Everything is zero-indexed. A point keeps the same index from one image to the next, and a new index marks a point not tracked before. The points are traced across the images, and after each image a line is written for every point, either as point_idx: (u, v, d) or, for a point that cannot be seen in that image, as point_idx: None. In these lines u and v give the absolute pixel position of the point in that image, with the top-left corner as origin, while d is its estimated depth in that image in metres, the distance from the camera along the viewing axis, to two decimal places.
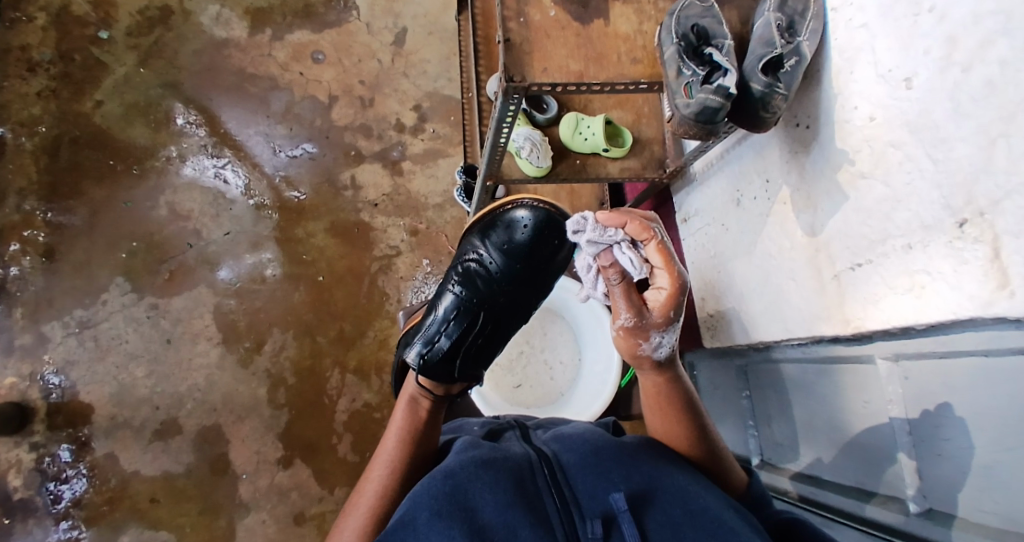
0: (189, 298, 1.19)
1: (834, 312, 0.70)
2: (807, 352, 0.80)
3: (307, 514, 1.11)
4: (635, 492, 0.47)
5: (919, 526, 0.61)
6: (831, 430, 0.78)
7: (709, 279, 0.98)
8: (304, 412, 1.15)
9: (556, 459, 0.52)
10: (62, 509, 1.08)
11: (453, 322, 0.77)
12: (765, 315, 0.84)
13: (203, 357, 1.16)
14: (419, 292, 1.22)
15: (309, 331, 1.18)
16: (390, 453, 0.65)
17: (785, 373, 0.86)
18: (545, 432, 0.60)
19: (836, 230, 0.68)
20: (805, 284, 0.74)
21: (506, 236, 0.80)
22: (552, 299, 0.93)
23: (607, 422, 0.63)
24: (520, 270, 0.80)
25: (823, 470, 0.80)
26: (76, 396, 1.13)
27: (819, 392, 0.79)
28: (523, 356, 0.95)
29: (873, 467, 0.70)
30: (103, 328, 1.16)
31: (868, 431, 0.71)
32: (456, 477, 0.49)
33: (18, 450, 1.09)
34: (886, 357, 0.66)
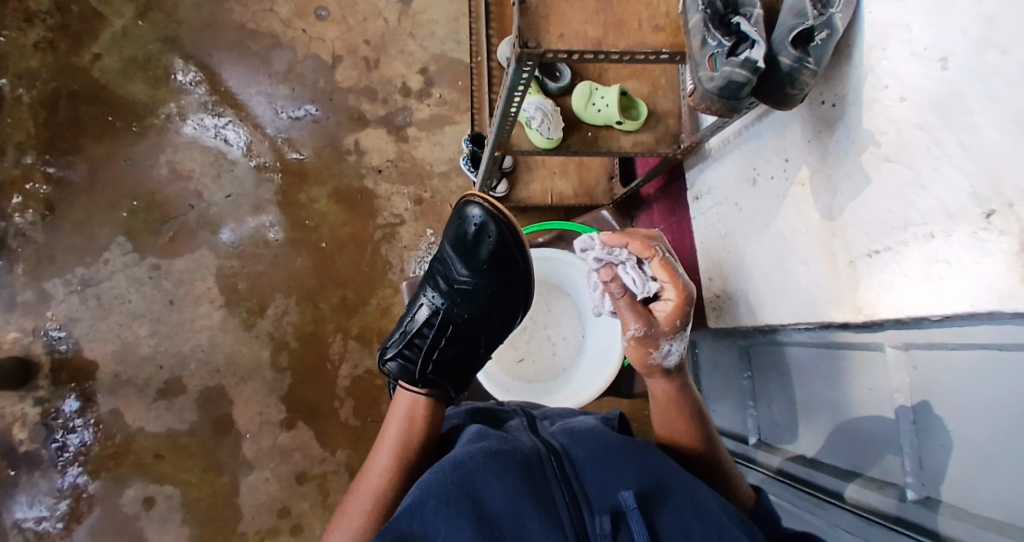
0: (191, 259, 1.18)
1: (844, 298, 0.69)
2: (812, 339, 0.79)
3: (310, 474, 1.13)
4: (644, 489, 0.47)
5: (918, 515, 0.61)
6: (833, 414, 0.78)
7: (718, 258, 0.96)
8: (306, 376, 1.15)
9: (565, 452, 0.52)
10: (68, 458, 1.10)
11: (415, 328, 0.74)
12: (772, 297, 0.83)
13: (206, 319, 1.16)
14: (422, 262, 1.20)
15: (311, 297, 1.17)
16: (392, 438, 0.64)
17: (789, 357, 0.85)
18: (553, 423, 0.60)
19: (855, 214, 0.66)
20: (817, 268, 0.73)
21: (454, 235, 0.73)
22: (558, 274, 0.92)
23: (614, 414, 0.61)
24: (472, 273, 0.72)
25: (822, 455, 0.81)
26: (79, 352, 1.13)
27: (826, 380, 0.78)
28: (526, 332, 0.93)
29: (878, 454, 0.70)
30: (105, 286, 1.16)
31: (872, 418, 0.71)
32: (464, 467, 0.48)
33: (22, 405, 1.11)
34: (895, 346, 0.65)
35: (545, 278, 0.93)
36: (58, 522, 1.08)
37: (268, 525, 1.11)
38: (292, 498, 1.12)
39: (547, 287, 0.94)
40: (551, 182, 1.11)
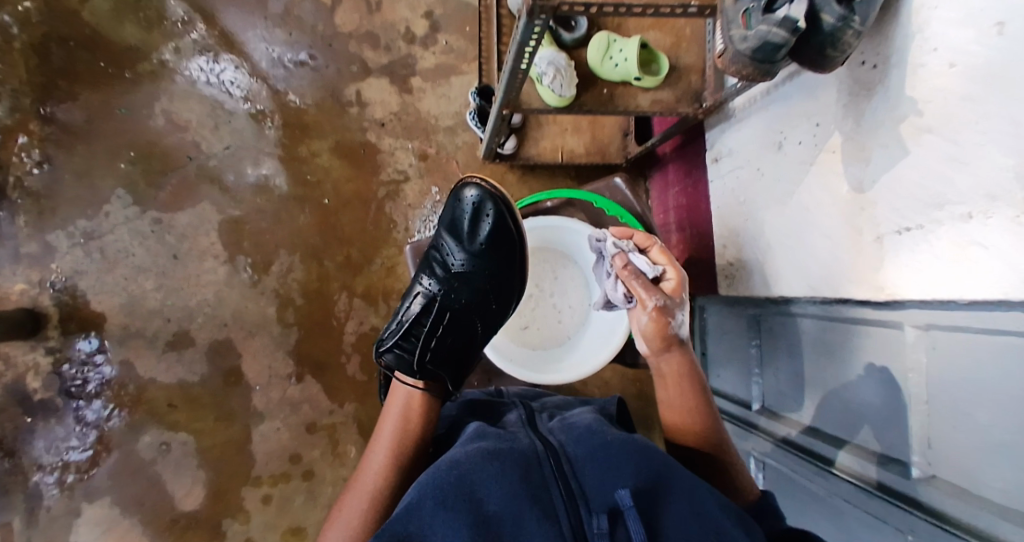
0: (193, 214, 1.15)
1: (866, 275, 0.66)
2: (826, 313, 0.76)
3: (319, 425, 1.15)
4: (644, 487, 0.47)
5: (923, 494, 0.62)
6: (842, 389, 0.77)
7: (733, 225, 0.93)
8: (313, 332, 1.15)
9: (562, 451, 0.52)
10: (89, 393, 1.12)
11: (413, 316, 0.76)
12: (790, 268, 0.80)
13: (211, 274, 1.15)
14: (427, 221, 1.17)
15: (316, 255, 1.16)
16: (387, 436, 0.66)
17: (801, 329, 0.83)
18: (550, 420, 0.61)
19: (887, 187, 0.62)
20: (840, 242, 0.70)
21: (452, 219, 0.76)
22: (567, 241, 0.88)
23: (613, 398, 0.65)
24: (470, 254, 0.74)
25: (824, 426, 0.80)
26: (87, 304, 1.13)
27: (839, 355, 0.76)
28: (532, 300, 0.90)
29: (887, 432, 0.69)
30: (108, 239, 1.14)
31: (883, 395, 0.69)
32: (461, 468, 0.49)
33: (34, 354, 1.11)
34: (916, 327, 0.62)
35: (553, 245, 0.89)
36: (86, 453, 1.11)
37: (280, 470, 1.14)
38: (302, 447, 1.14)
39: (555, 254, 0.90)
40: (562, 140, 1.07)
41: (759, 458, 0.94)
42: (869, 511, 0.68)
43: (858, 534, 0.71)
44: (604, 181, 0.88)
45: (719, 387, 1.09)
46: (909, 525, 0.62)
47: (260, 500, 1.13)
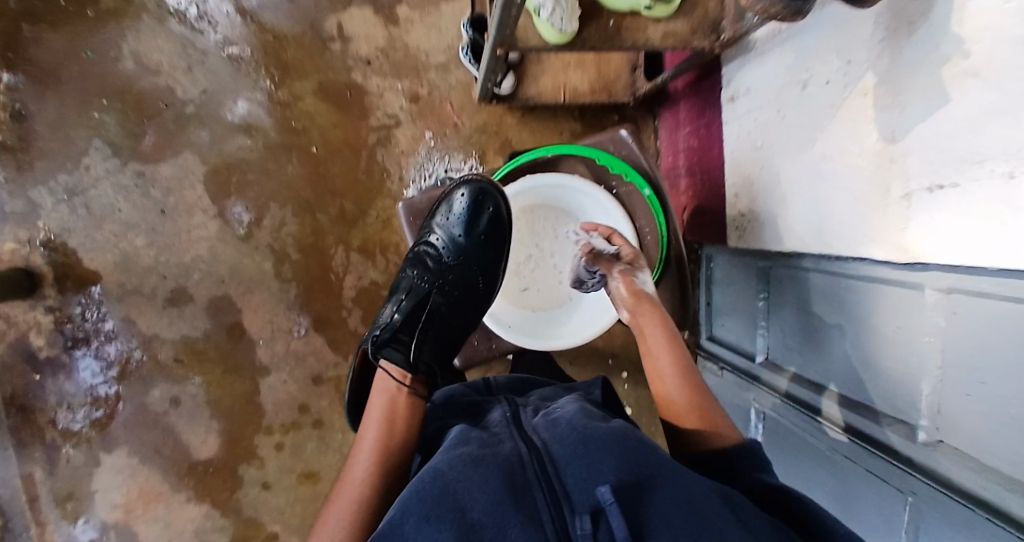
0: (176, 165, 1.10)
1: (888, 236, 0.61)
2: (840, 270, 0.72)
3: (325, 377, 1.16)
4: (626, 482, 0.46)
5: (925, 456, 0.62)
6: (850, 347, 0.74)
7: (749, 171, 0.87)
8: (312, 287, 1.13)
9: (547, 452, 0.51)
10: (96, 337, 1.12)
11: (403, 310, 0.76)
12: (806, 222, 0.75)
13: (202, 229, 1.11)
14: (423, 169, 1.11)
15: (308, 208, 1.11)
16: (371, 437, 0.63)
17: (812, 283, 0.79)
18: (535, 415, 0.60)
19: (922, 138, 0.55)
20: (863, 197, 0.64)
21: (447, 213, 0.78)
22: (568, 198, 0.82)
23: (597, 380, 0.70)
24: (463, 248, 0.77)
25: (830, 383, 0.79)
26: (80, 262, 1.10)
27: (852, 314, 0.72)
28: (532, 261, 0.86)
29: (899, 396, 0.66)
30: (93, 195, 1.10)
31: (894, 357, 0.66)
32: (444, 477, 0.49)
33: (35, 313, 1.10)
34: (937, 290, 0.57)
35: (553, 202, 0.83)
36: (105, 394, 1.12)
37: (291, 419, 1.16)
38: (310, 399, 1.16)
39: (554, 211, 0.84)
40: (565, 76, 0.99)
41: (760, 410, 0.95)
42: (870, 469, 0.70)
43: (858, 487, 0.74)
44: (609, 133, 0.80)
45: (723, 337, 1.07)
46: (911, 487, 0.63)
47: (273, 447, 1.16)
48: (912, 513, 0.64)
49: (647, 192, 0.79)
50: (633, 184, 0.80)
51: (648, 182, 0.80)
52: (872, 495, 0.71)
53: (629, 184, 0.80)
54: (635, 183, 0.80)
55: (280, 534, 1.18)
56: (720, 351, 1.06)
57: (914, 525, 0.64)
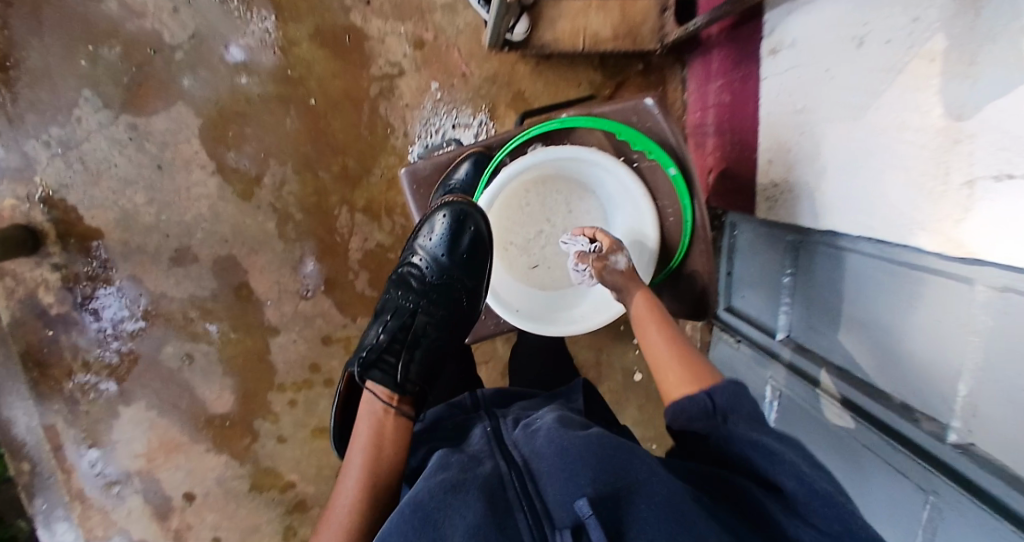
0: (169, 118, 1.04)
1: (938, 225, 0.55)
2: (882, 254, 0.65)
3: (334, 337, 1.15)
4: (603, 494, 0.47)
5: (952, 459, 0.58)
6: (880, 335, 0.69)
7: (787, 134, 0.79)
8: (317, 247, 1.10)
9: (527, 469, 0.52)
10: (101, 299, 1.10)
11: (389, 331, 0.73)
12: (846, 198, 0.68)
13: (201, 187, 1.07)
14: (428, 125, 1.07)
15: (309, 165, 1.06)
16: (358, 464, 0.61)
17: (846, 263, 0.73)
18: (514, 427, 0.61)
19: (995, 118, 0.47)
20: (916, 178, 0.57)
21: (428, 234, 0.73)
22: (587, 170, 0.76)
23: (576, 384, 0.73)
24: (448, 271, 0.73)
25: (856, 369, 0.75)
26: (80, 220, 1.07)
27: (891, 302, 0.67)
28: (542, 237, 0.80)
29: (930, 391, 0.62)
30: (87, 149, 1.05)
31: (928, 351, 0.62)
32: (425, 507, 0.49)
33: (41, 270, 1.09)
34: (989, 287, 0.51)
35: (570, 173, 0.77)
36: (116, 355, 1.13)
37: (302, 377, 1.16)
38: (320, 359, 1.16)
39: (571, 181, 0.78)
40: (584, 19, 0.88)
41: (776, 388, 0.91)
42: (891, 463, 0.67)
43: (876, 479, 0.71)
44: (632, 101, 0.73)
45: (742, 309, 1.03)
46: (933, 486, 0.60)
47: (286, 403, 1.17)
48: (931, 514, 0.61)
49: (672, 172, 0.72)
50: (657, 162, 0.73)
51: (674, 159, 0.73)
52: (890, 488, 0.68)
53: (653, 161, 0.73)
54: (659, 161, 0.73)
55: (297, 483, 1.22)
56: (737, 323, 1.03)
57: (931, 526, 0.61)
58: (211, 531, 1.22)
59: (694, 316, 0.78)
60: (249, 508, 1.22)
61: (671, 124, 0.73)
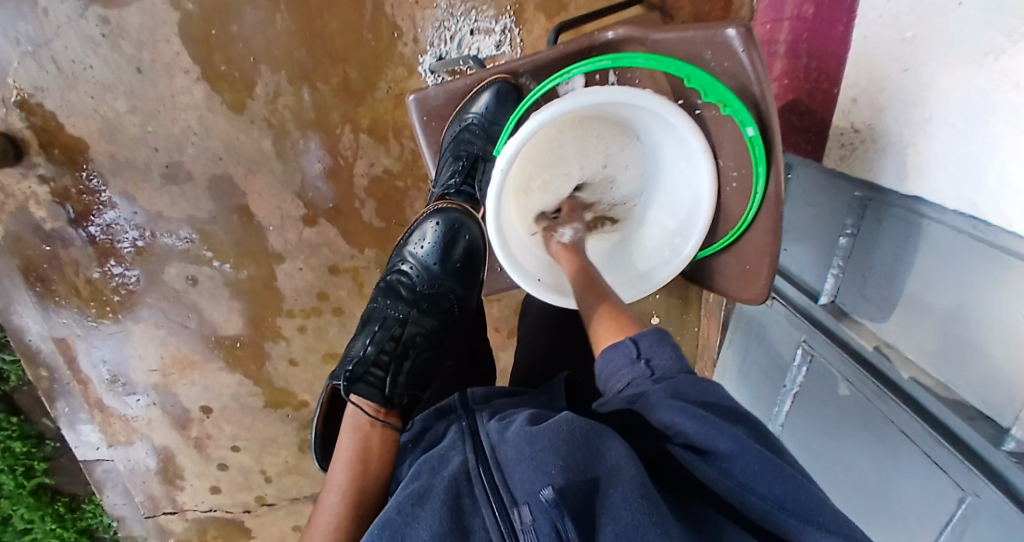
0: (143, 11, 0.90)
1: None
2: (974, 232, 0.53)
3: (342, 267, 1.09)
4: (577, 484, 0.40)
5: (1004, 467, 0.50)
6: (949, 323, 0.59)
7: (886, 71, 0.63)
8: (320, 169, 1.01)
9: (494, 460, 0.46)
10: (105, 223, 1.04)
11: (377, 343, 0.68)
12: (950, 163, 0.54)
13: (187, 95, 0.95)
14: (441, 28, 0.93)
15: (306, 75, 0.94)
16: (340, 482, 0.53)
17: (925, 231, 0.61)
18: (492, 417, 0.53)
19: None
20: None
21: (419, 242, 0.71)
22: (639, 116, 0.65)
23: (558, 380, 0.60)
24: (441, 276, 0.70)
25: (904, 344, 0.66)
26: (61, 128, 0.97)
27: (972, 283, 0.56)
28: (563, 177, 0.72)
29: (993, 388, 0.53)
30: (57, 47, 0.92)
31: (1007, 346, 0.51)
32: (391, 525, 0.43)
33: (29, 184, 1.00)
34: None
35: (615, 115, 0.66)
36: (127, 277, 1.09)
37: (311, 305, 1.12)
38: (328, 288, 1.10)
39: (610, 128, 0.68)
40: None
41: (807, 351, 0.82)
42: (931, 455, 0.59)
43: (906, 465, 0.63)
44: (707, 31, 0.57)
45: (784, 263, 0.92)
46: (975, 487, 0.53)
47: (296, 329, 1.14)
48: (965, 513, 0.55)
49: (749, 133, 0.58)
50: (730, 117, 0.59)
51: (754, 117, 0.58)
52: (921, 477, 0.61)
53: (728, 116, 0.59)
54: (735, 118, 0.59)
55: (311, 403, 1.23)
56: (776, 280, 0.92)
57: (961, 527, 0.55)
58: (230, 441, 1.24)
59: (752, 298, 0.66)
60: (265, 423, 1.23)
61: (757, 62, 0.56)
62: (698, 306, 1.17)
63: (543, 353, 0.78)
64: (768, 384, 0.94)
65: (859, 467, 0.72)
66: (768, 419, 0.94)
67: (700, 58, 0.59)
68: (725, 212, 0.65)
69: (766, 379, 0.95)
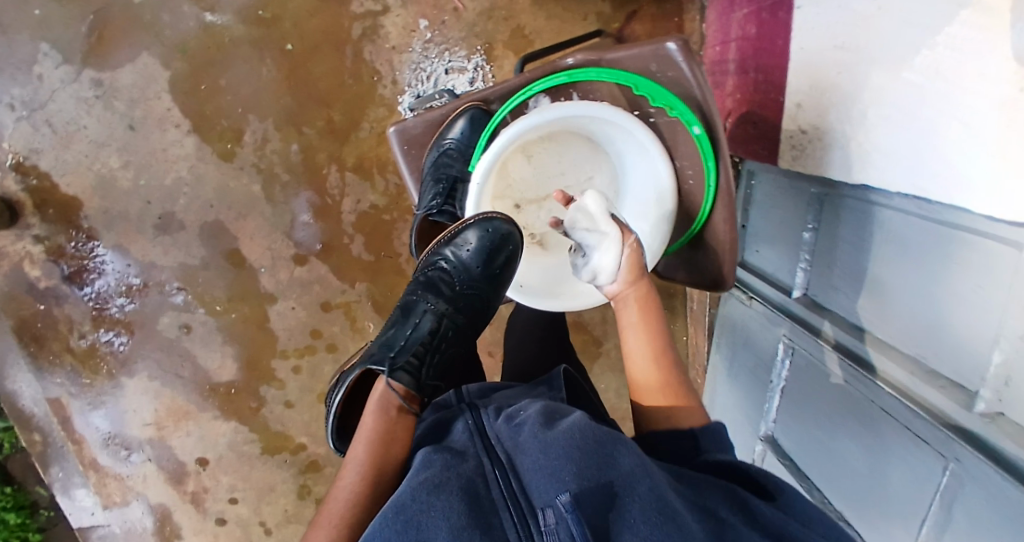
0: (136, 71, 0.96)
1: (994, 188, 0.46)
2: (920, 211, 0.57)
3: (334, 303, 1.11)
4: (589, 488, 0.44)
5: (980, 430, 0.52)
6: (911, 300, 0.62)
7: (823, 75, 0.69)
8: (309, 208, 1.05)
9: (510, 464, 0.49)
10: (95, 281, 1.06)
11: (415, 336, 0.69)
12: (892, 152, 0.59)
13: (178, 147, 1.00)
14: (417, 69, 0.99)
15: (291, 119, 1.00)
16: (361, 457, 0.57)
17: (878, 216, 0.65)
18: (498, 416, 0.57)
19: None
20: (977, 130, 0.47)
21: (464, 245, 0.71)
22: (599, 129, 0.71)
23: (558, 372, 0.68)
24: (479, 282, 0.72)
25: (873, 324, 0.69)
26: (56, 187, 1.00)
27: (925, 263, 0.59)
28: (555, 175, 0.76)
29: (960, 365, 0.55)
30: (53, 110, 0.97)
31: (965, 318, 0.54)
32: (407, 511, 0.45)
33: (24, 243, 1.03)
34: None
35: (578, 130, 0.72)
36: (114, 335, 1.10)
37: (305, 343, 1.13)
38: (321, 325, 1.12)
39: (581, 136, 0.74)
40: None
41: (789, 345, 0.85)
42: (911, 428, 0.61)
43: (891, 445, 0.65)
44: (652, 46, 0.64)
45: (757, 264, 0.97)
46: (954, 453, 0.54)
47: (291, 370, 1.15)
48: (950, 482, 0.55)
49: (697, 131, 0.64)
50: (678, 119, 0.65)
51: (699, 117, 0.64)
52: (906, 453, 0.62)
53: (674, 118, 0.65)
54: (682, 119, 0.65)
55: (309, 446, 1.21)
56: (752, 279, 0.97)
57: (948, 496, 0.56)
58: (228, 493, 1.21)
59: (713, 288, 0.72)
60: (263, 470, 1.21)
61: (696, 72, 0.64)
62: (684, 317, 1.22)
63: (531, 361, 0.82)
64: (756, 382, 0.95)
65: (849, 454, 0.73)
66: (760, 418, 0.95)
67: (648, 71, 0.65)
68: (687, 208, 0.70)
69: (754, 380, 0.96)
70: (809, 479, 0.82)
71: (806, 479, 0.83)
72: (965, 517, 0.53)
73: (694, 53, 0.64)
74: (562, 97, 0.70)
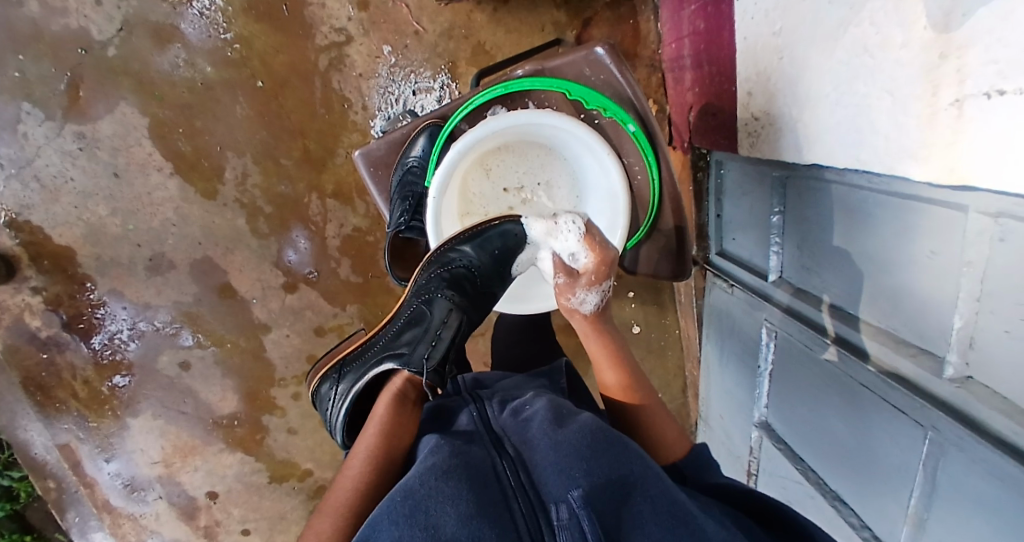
0: (114, 121, 1.00)
1: (934, 153, 0.46)
2: (870, 184, 0.59)
3: (327, 327, 1.13)
4: (598, 486, 0.46)
5: (951, 395, 0.52)
6: (867, 271, 0.64)
7: (766, 65, 0.71)
8: (293, 237, 1.07)
9: (520, 457, 0.50)
10: (93, 327, 1.09)
11: (440, 337, 0.67)
12: (833, 131, 0.61)
13: (163, 190, 1.03)
14: (386, 92, 1.03)
15: (268, 153, 1.03)
16: (366, 446, 0.59)
17: (833, 193, 0.67)
18: (503, 410, 0.59)
19: (982, 29, 0.39)
20: (902, 101, 0.49)
21: (486, 247, 0.71)
22: (552, 133, 0.75)
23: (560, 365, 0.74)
24: (494, 282, 0.72)
25: (842, 301, 0.70)
26: (50, 239, 1.03)
27: (877, 234, 0.61)
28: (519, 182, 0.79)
29: (924, 336, 0.56)
30: (39, 165, 1.00)
31: (926, 283, 0.54)
32: (416, 495, 0.44)
33: (22, 295, 1.05)
34: (983, 213, 0.44)
35: (533, 137, 0.76)
36: (114, 377, 1.12)
37: (302, 370, 1.15)
38: (317, 350, 1.14)
39: (538, 144, 0.78)
40: None
41: (772, 329, 0.85)
42: (889, 401, 0.61)
43: (874, 418, 0.65)
44: (583, 51, 0.73)
45: (734, 252, 0.98)
46: (932, 422, 0.54)
47: (291, 397, 1.17)
48: (932, 449, 0.55)
49: (632, 129, 0.74)
50: (613, 118, 0.75)
51: (633, 116, 0.74)
52: (889, 427, 0.62)
53: (611, 118, 0.75)
54: (618, 118, 0.74)
55: (315, 471, 1.22)
56: (731, 267, 0.98)
57: (931, 463, 0.56)
58: (240, 524, 1.23)
59: (675, 277, 0.82)
60: (272, 499, 1.22)
61: (624, 72, 0.73)
62: (673, 310, 1.23)
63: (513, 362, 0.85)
64: (746, 366, 0.96)
65: (837, 431, 0.73)
66: (753, 403, 0.95)
67: (582, 75, 0.74)
68: (639, 200, 0.78)
69: (743, 367, 0.97)
70: (803, 461, 0.82)
71: (799, 460, 0.83)
72: (948, 482, 0.54)
73: (620, 55, 0.74)
74: (518, 106, 0.76)
